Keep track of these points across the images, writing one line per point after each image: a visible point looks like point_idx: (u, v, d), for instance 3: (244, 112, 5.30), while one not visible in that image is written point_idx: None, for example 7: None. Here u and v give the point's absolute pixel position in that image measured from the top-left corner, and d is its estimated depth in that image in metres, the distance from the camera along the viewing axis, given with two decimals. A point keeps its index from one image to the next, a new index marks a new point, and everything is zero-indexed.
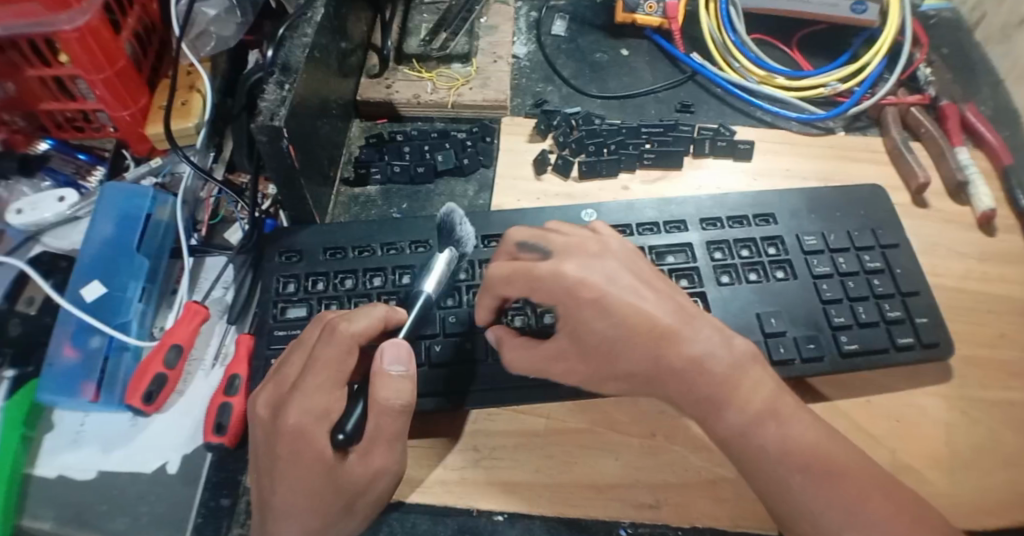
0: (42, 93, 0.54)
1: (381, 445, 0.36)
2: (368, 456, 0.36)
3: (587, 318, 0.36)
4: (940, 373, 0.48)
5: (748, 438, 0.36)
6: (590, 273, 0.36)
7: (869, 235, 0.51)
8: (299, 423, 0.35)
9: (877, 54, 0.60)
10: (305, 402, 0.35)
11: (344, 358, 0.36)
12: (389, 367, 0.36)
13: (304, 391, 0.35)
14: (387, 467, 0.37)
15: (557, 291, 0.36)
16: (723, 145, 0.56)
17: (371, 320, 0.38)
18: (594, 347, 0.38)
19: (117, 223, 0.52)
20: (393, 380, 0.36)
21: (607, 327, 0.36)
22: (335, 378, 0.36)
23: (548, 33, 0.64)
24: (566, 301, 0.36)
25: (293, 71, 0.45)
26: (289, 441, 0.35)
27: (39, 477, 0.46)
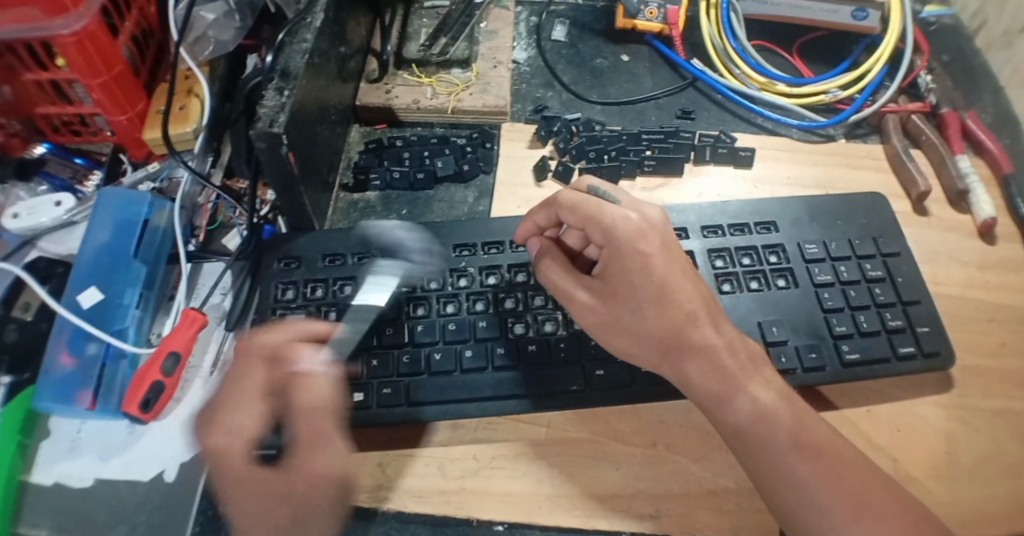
0: (38, 96, 0.53)
1: (307, 446, 0.37)
2: (302, 460, 0.37)
3: (633, 267, 0.41)
4: (942, 383, 0.48)
5: (758, 430, 0.38)
6: (650, 233, 0.42)
7: (870, 243, 0.51)
8: (220, 440, 0.35)
9: (877, 61, 0.60)
10: (225, 419, 0.36)
11: (257, 373, 0.38)
12: (299, 368, 0.39)
13: (219, 412, 0.36)
14: (330, 472, 0.37)
15: (621, 229, 0.42)
16: (724, 152, 0.56)
17: (290, 334, 0.41)
18: (626, 298, 0.41)
19: (115, 230, 0.51)
20: (306, 381, 0.38)
21: (647, 274, 0.41)
22: (248, 393, 0.37)
23: (548, 38, 0.63)
24: (624, 245, 0.42)
25: (293, 77, 0.45)
26: (214, 458, 0.36)
27: (35, 485, 0.46)
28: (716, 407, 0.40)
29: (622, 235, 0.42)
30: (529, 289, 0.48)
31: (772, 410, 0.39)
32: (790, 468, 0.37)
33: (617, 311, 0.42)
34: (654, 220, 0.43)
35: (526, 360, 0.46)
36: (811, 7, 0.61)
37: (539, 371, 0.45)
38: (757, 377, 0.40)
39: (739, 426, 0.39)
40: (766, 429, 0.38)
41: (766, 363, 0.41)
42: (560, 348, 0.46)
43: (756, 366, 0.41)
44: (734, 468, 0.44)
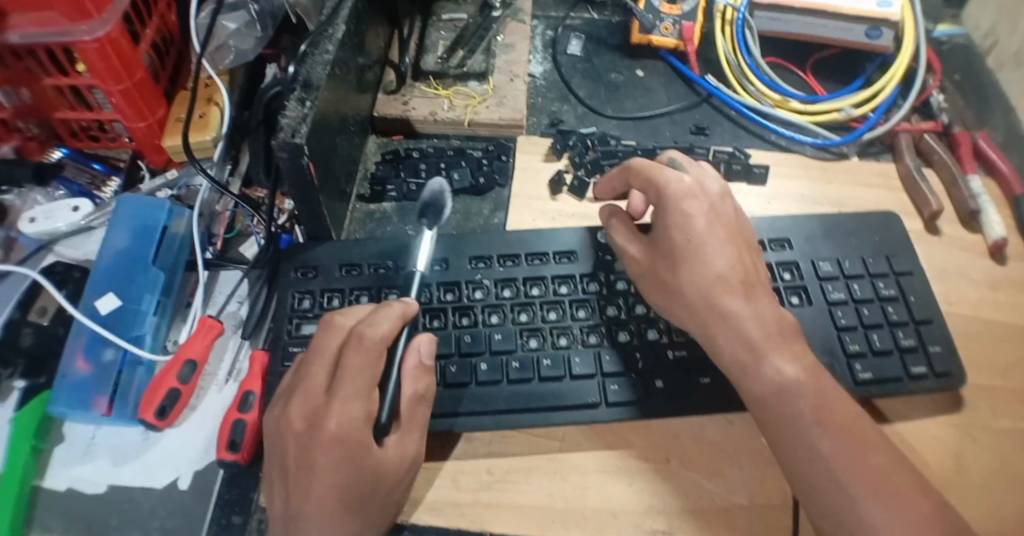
0: (57, 101, 0.54)
1: (411, 431, 0.39)
2: (403, 444, 0.39)
3: (676, 224, 0.44)
4: (953, 402, 0.48)
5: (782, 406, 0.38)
6: (700, 195, 0.45)
7: (883, 261, 0.51)
8: (339, 427, 0.35)
9: (892, 79, 0.61)
10: (342, 407, 0.36)
11: (373, 363, 0.37)
12: (426, 358, 0.40)
13: (340, 398, 0.36)
14: (417, 457, 0.39)
15: (673, 190, 0.45)
16: (739, 168, 0.56)
17: (392, 320, 0.39)
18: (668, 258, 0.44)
19: (133, 234, 0.52)
20: (425, 370, 0.40)
21: (687, 237, 0.43)
22: (369, 383, 0.37)
23: (564, 52, 0.64)
24: (669, 205, 0.45)
25: (315, 88, 0.46)
26: (330, 446, 0.35)
27: (48, 490, 0.46)
28: (743, 373, 0.40)
29: (670, 195, 0.45)
30: (544, 302, 0.49)
31: (796, 384, 0.39)
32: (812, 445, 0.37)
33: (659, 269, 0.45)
34: (712, 190, 0.46)
35: (541, 373, 0.46)
36: (826, 25, 0.62)
37: (554, 385, 0.46)
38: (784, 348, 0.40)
39: (763, 396, 0.39)
40: (788, 402, 0.38)
41: (796, 338, 0.41)
42: (575, 362, 0.46)
43: (784, 339, 0.41)
44: (747, 484, 0.44)
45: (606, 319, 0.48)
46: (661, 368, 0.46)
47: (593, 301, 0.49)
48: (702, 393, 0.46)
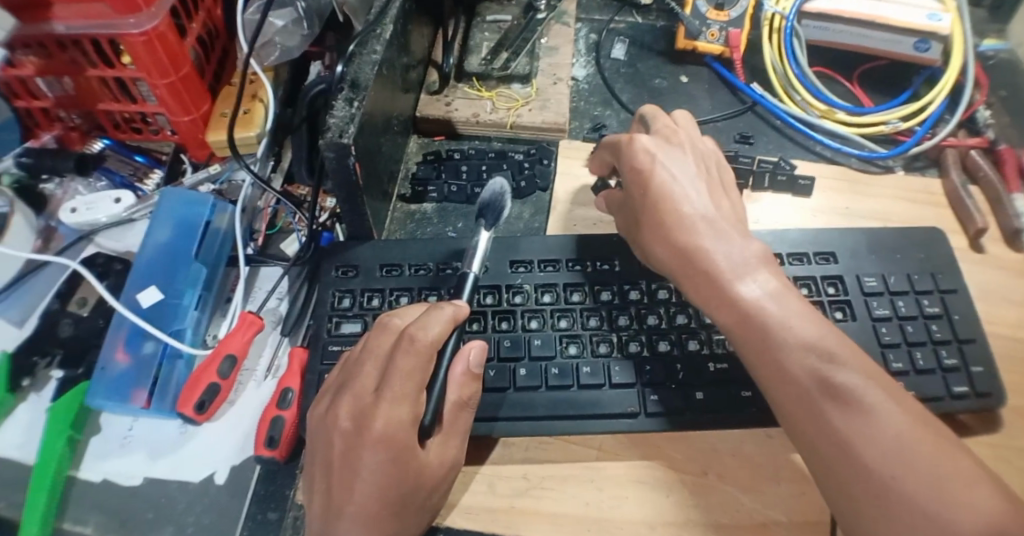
0: (102, 93, 0.55)
1: (454, 437, 0.39)
2: (444, 449, 0.39)
3: (634, 180, 0.46)
4: (997, 425, 0.47)
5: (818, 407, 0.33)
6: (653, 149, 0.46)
7: (928, 279, 0.50)
8: (387, 428, 0.36)
9: (942, 91, 0.60)
10: (389, 409, 0.36)
11: (423, 366, 0.37)
12: (474, 366, 0.40)
13: (388, 399, 0.36)
14: (458, 464, 0.39)
15: (636, 155, 0.46)
16: (783, 180, 0.55)
17: (443, 323, 0.39)
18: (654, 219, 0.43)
19: (175, 228, 0.53)
20: (472, 378, 0.40)
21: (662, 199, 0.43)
22: (416, 386, 0.37)
23: (608, 56, 0.63)
24: (628, 162, 0.47)
25: (363, 88, 0.46)
26: (377, 446, 0.35)
27: (83, 480, 0.46)
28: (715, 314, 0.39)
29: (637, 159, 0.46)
30: (585, 309, 0.48)
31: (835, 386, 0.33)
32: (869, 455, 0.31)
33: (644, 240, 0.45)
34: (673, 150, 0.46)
35: (581, 380, 0.46)
36: (873, 37, 0.61)
37: (593, 393, 0.45)
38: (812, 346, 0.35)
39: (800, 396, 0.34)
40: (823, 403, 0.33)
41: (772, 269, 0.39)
42: (615, 370, 0.46)
43: (751, 267, 0.39)
44: (785, 501, 0.43)
45: (647, 328, 0.48)
46: (701, 380, 0.46)
47: (631, 309, 0.49)
48: (743, 407, 0.45)
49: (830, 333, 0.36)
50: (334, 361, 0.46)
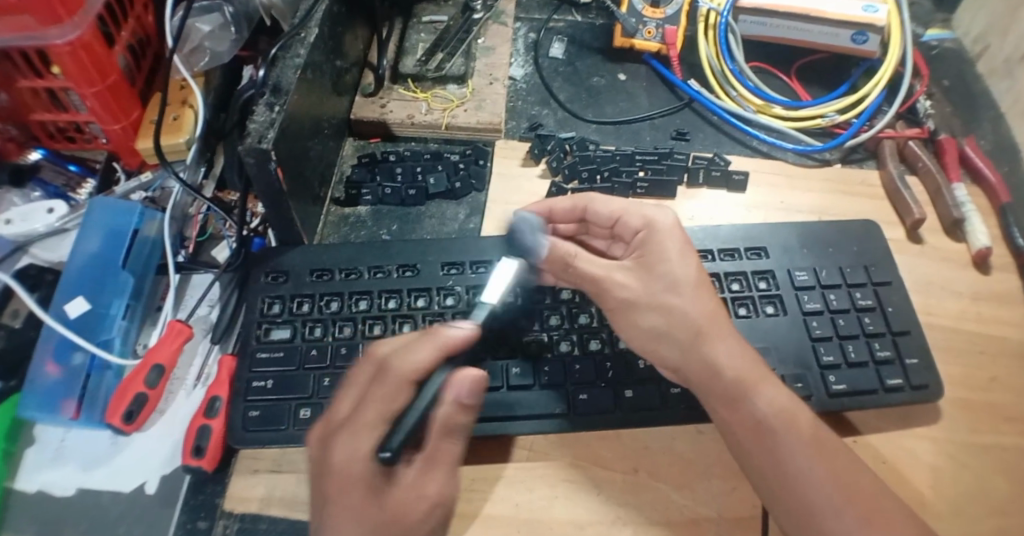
0: (35, 103, 0.53)
1: (441, 470, 0.34)
2: (428, 484, 0.34)
3: (670, 251, 0.44)
4: (932, 416, 0.47)
5: (773, 429, 0.40)
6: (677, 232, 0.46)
7: (860, 272, 0.51)
8: (347, 459, 0.33)
9: (876, 85, 0.60)
10: (353, 439, 0.33)
11: (393, 394, 0.35)
12: (462, 397, 0.35)
13: (354, 428, 0.34)
14: (444, 502, 0.34)
15: (653, 215, 0.46)
16: (717, 175, 0.56)
17: (429, 351, 0.36)
18: (661, 277, 0.44)
19: (105, 238, 0.52)
20: (462, 408, 0.35)
21: (685, 263, 0.44)
22: (386, 416, 0.34)
23: (546, 55, 0.64)
24: (652, 233, 0.45)
25: (285, 93, 0.44)
26: (337, 481, 0.32)
27: (18, 492, 0.45)
28: (736, 402, 0.41)
29: (659, 220, 0.46)
30: (515, 310, 0.48)
31: (784, 415, 0.40)
32: (808, 467, 0.38)
33: (655, 288, 0.43)
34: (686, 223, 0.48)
35: (510, 382, 0.45)
36: (811, 31, 0.61)
37: (522, 393, 0.45)
38: (767, 379, 0.42)
39: (756, 424, 0.40)
40: (779, 429, 0.40)
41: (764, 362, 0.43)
42: (545, 371, 0.46)
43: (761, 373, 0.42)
44: (716, 496, 0.43)
45: (578, 328, 0.48)
46: (631, 378, 0.46)
47: (563, 308, 0.49)
48: (672, 404, 0.45)
49: (791, 401, 0.41)
50: (263, 369, 0.45)
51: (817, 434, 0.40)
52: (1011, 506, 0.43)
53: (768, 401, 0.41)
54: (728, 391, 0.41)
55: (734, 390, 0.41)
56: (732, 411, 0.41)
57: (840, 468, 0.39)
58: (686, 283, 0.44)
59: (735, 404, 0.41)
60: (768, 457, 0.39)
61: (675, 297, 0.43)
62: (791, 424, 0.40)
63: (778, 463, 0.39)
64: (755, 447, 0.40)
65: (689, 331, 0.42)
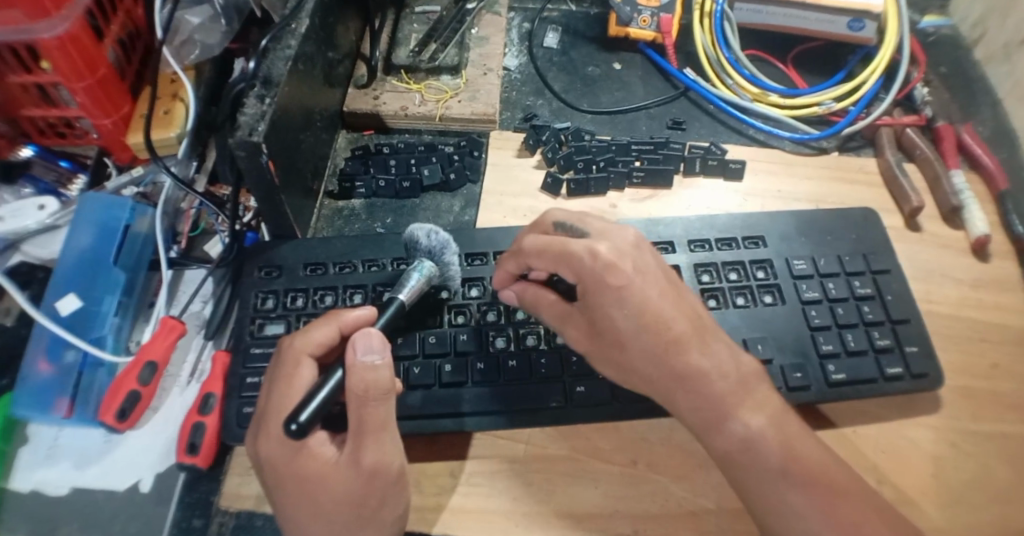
0: (25, 100, 0.52)
1: (370, 438, 0.36)
2: (360, 454, 0.36)
3: (606, 305, 0.39)
4: (931, 405, 0.47)
5: (751, 452, 0.37)
6: (614, 272, 0.39)
7: (860, 260, 0.50)
8: (268, 450, 0.37)
9: (873, 73, 0.59)
10: (270, 427, 0.38)
11: (294, 369, 0.39)
12: (361, 356, 0.36)
13: (268, 416, 0.38)
14: (380, 468, 0.37)
15: (582, 264, 0.39)
16: (715, 164, 0.55)
17: (326, 330, 0.40)
18: (606, 334, 0.40)
19: (95, 233, 0.52)
20: (367, 368, 0.35)
21: (623, 316, 0.38)
22: (295, 392, 0.39)
23: (540, 45, 0.63)
24: (591, 285, 0.39)
25: (275, 84, 0.44)
26: (270, 469, 0.38)
27: (12, 492, 0.45)
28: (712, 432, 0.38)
29: (586, 272, 0.39)
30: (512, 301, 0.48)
31: (760, 438, 0.37)
32: (783, 497, 0.35)
33: (601, 345, 0.41)
34: (629, 248, 0.40)
35: (506, 375, 0.45)
36: (807, 18, 0.61)
37: (518, 386, 0.45)
38: (748, 401, 0.38)
39: (730, 452, 0.37)
40: (754, 457, 0.37)
41: None
42: (542, 363, 0.45)
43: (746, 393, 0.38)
44: (716, 488, 0.43)
45: None
46: None
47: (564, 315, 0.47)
48: None
49: None
50: (257, 364, 0.44)
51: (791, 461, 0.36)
52: (1011, 495, 0.43)
53: (744, 424, 0.37)
54: (700, 419, 0.38)
55: (713, 414, 0.38)
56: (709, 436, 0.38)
57: (837, 474, 0.36)
58: (637, 336, 0.39)
59: (713, 429, 0.38)
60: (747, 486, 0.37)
61: (625, 354, 0.39)
62: (773, 448, 0.37)
63: (756, 490, 0.36)
64: (737, 475, 0.37)
65: (646, 377, 0.39)
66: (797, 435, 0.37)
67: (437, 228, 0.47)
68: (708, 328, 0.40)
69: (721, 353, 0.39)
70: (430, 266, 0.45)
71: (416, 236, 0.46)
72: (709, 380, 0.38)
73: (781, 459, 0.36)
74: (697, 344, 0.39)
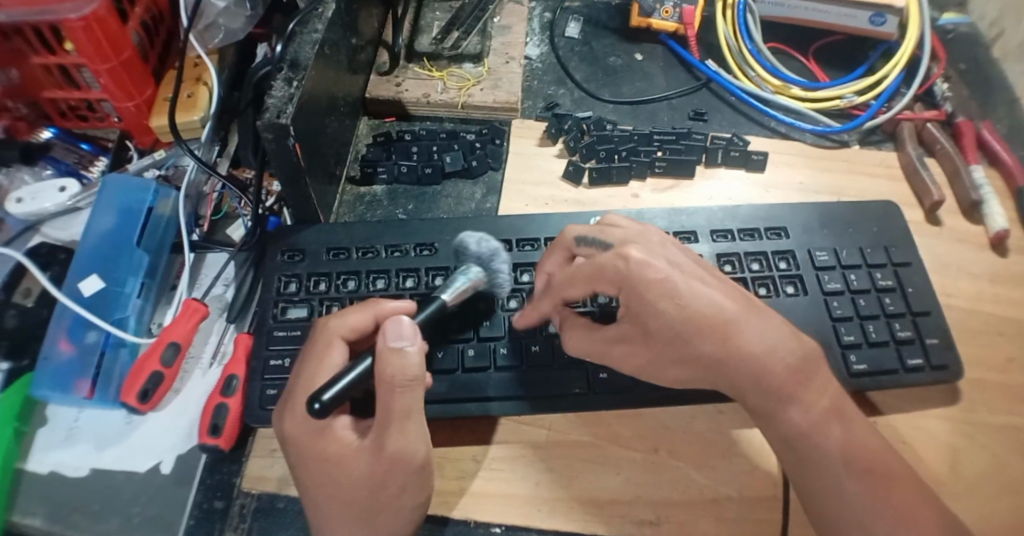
0: (47, 80, 0.52)
1: (395, 425, 0.36)
2: (383, 441, 0.36)
3: (653, 304, 0.37)
4: (951, 397, 0.47)
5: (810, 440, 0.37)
6: (654, 259, 0.38)
7: (882, 252, 0.50)
8: (292, 427, 0.38)
9: (894, 67, 0.60)
10: (295, 406, 0.38)
11: (326, 350, 0.39)
12: (390, 342, 0.36)
13: (296, 394, 0.38)
14: (401, 457, 0.36)
15: (622, 270, 0.37)
16: (736, 155, 0.55)
17: (361, 315, 0.40)
18: (660, 336, 0.38)
19: (118, 216, 0.52)
20: (394, 353, 0.35)
21: (670, 312, 0.37)
22: (323, 375, 0.38)
23: (561, 35, 0.63)
24: (633, 287, 0.37)
25: (303, 68, 0.44)
26: (292, 447, 0.38)
27: (31, 472, 0.45)
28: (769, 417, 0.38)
29: (627, 275, 0.37)
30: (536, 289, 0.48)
31: (813, 428, 0.37)
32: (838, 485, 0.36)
33: (658, 348, 0.39)
34: (656, 244, 0.39)
35: (529, 361, 0.45)
36: (828, 12, 0.61)
37: (541, 372, 0.45)
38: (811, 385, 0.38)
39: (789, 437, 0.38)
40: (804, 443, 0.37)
41: None
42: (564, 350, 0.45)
43: (806, 374, 0.38)
44: (737, 477, 0.43)
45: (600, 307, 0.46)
46: None
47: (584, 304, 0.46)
48: None
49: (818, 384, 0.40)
50: (281, 347, 0.44)
51: (857, 449, 0.37)
52: None
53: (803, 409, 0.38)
54: (763, 400, 0.38)
55: (778, 394, 0.38)
56: (768, 418, 0.39)
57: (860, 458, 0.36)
58: (693, 331, 0.37)
59: (773, 411, 0.38)
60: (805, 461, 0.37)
61: (685, 349, 0.38)
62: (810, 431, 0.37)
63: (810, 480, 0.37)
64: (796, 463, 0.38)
65: (708, 363, 0.38)
66: (844, 414, 0.38)
67: (488, 235, 0.47)
68: (757, 309, 0.39)
69: (774, 334, 0.38)
70: (476, 271, 0.44)
71: (465, 242, 0.46)
72: (765, 364, 0.37)
73: (830, 444, 0.37)
74: (745, 326, 0.37)
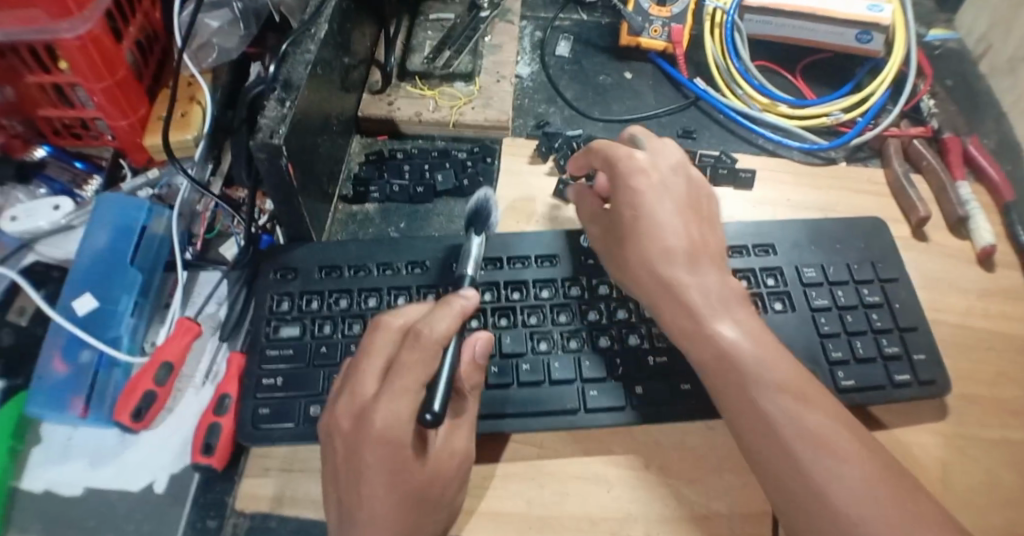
0: (41, 99, 0.53)
1: (465, 427, 0.40)
2: (453, 440, 0.39)
3: (622, 198, 0.45)
4: (940, 412, 0.47)
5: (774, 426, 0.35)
6: (652, 170, 0.45)
7: (868, 268, 0.51)
8: (387, 424, 0.35)
9: (881, 84, 0.60)
10: (393, 404, 0.35)
11: (429, 361, 0.36)
12: (478, 357, 0.40)
13: (391, 394, 0.35)
14: (469, 455, 0.40)
15: (619, 164, 0.46)
16: (724, 172, 0.56)
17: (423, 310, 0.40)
18: (617, 232, 0.46)
19: (113, 234, 0.53)
20: (478, 367, 0.40)
21: (628, 212, 0.45)
22: (422, 382, 0.36)
23: (552, 54, 0.64)
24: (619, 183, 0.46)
25: (296, 88, 0.44)
26: (376, 446, 0.35)
27: (25, 490, 0.45)
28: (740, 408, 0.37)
29: (619, 166, 0.46)
30: (525, 307, 0.48)
31: None
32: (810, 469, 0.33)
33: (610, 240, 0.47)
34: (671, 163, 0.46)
35: (520, 379, 0.45)
36: (815, 30, 0.62)
37: (532, 390, 0.45)
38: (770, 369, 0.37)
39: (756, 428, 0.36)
40: None
41: None
42: (555, 367, 0.45)
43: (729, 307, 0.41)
44: (727, 493, 0.43)
45: (588, 324, 0.47)
46: (642, 374, 0.45)
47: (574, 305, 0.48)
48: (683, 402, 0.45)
49: None
50: (273, 366, 0.45)
51: None
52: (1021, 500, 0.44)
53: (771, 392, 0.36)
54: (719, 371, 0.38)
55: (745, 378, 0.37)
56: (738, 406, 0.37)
57: None
58: (631, 233, 0.44)
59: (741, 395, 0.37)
60: (773, 466, 0.34)
61: (625, 249, 0.45)
62: None
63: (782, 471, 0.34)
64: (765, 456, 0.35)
65: (635, 277, 0.44)
66: (818, 405, 0.35)
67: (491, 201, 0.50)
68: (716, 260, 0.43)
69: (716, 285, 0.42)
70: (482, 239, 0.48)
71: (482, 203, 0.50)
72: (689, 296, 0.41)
73: None
74: (682, 258, 0.43)
